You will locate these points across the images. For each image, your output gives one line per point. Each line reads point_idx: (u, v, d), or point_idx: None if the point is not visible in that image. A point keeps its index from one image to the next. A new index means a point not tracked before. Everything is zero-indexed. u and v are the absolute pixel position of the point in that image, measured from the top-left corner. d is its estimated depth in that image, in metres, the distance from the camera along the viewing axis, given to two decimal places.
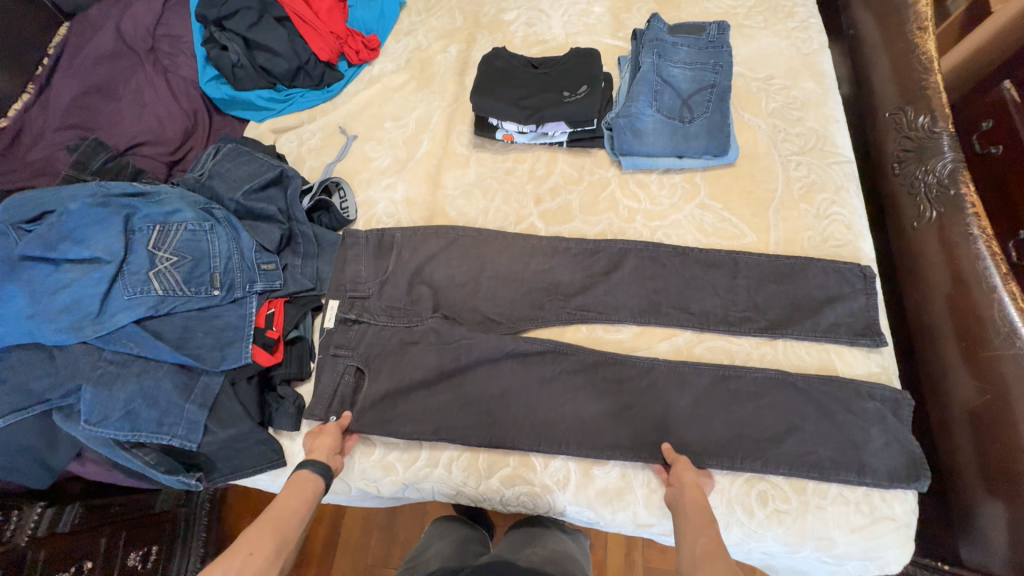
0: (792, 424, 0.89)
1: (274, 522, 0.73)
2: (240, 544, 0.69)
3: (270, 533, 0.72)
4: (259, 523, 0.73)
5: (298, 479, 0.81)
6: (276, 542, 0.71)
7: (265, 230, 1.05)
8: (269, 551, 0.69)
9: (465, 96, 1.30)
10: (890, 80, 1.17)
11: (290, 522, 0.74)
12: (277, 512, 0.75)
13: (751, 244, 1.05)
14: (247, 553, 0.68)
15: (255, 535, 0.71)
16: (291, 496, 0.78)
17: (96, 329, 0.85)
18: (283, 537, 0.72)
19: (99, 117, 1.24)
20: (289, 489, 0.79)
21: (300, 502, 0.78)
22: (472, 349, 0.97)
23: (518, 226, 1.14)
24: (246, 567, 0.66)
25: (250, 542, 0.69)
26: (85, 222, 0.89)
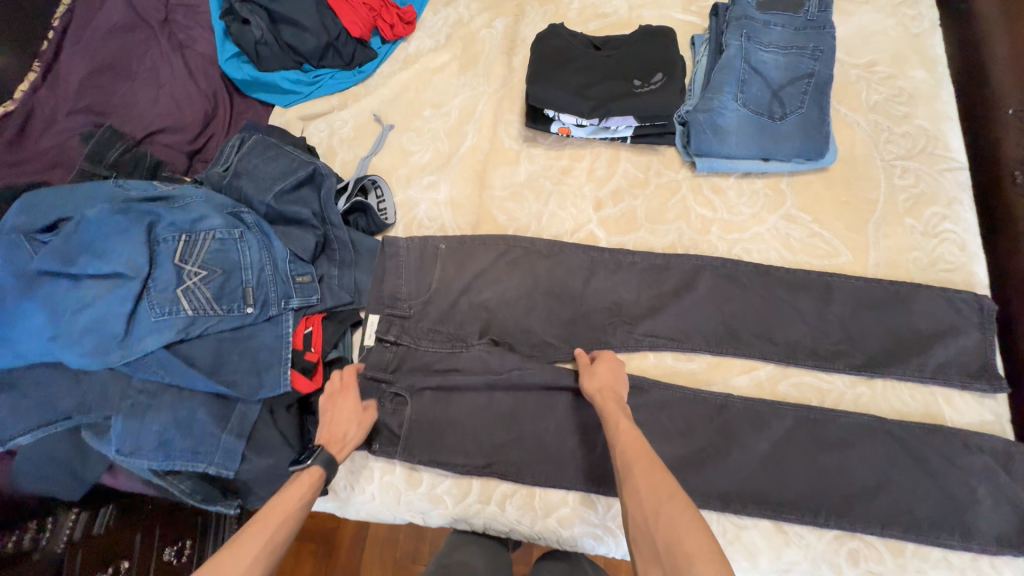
0: (887, 477, 0.79)
1: (270, 541, 0.64)
2: (231, 565, 0.60)
3: (265, 555, 0.62)
4: (253, 539, 0.63)
5: (302, 488, 0.72)
6: (266, 569, 0.62)
7: (300, 236, 0.95)
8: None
9: (514, 80, 1.15)
10: (1012, 68, 0.95)
11: (282, 544, 0.65)
12: (274, 529, 0.66)
13: (846, 265, 0.93)
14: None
15: (249, 557, 0.61)
16: (290, 511, 0.69)
17: (123, 355, 0.77)
18: (273, 562, 0.64)
19: (111, 100, 1.12)
20: (290, 496, 0.71)
21: (296, 519, 0.69)
22: (524, 378, 0.89)
23: (575, 235, 1.02)
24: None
25: (244, 564, 0.60)
26: (106, 232, 0.80)
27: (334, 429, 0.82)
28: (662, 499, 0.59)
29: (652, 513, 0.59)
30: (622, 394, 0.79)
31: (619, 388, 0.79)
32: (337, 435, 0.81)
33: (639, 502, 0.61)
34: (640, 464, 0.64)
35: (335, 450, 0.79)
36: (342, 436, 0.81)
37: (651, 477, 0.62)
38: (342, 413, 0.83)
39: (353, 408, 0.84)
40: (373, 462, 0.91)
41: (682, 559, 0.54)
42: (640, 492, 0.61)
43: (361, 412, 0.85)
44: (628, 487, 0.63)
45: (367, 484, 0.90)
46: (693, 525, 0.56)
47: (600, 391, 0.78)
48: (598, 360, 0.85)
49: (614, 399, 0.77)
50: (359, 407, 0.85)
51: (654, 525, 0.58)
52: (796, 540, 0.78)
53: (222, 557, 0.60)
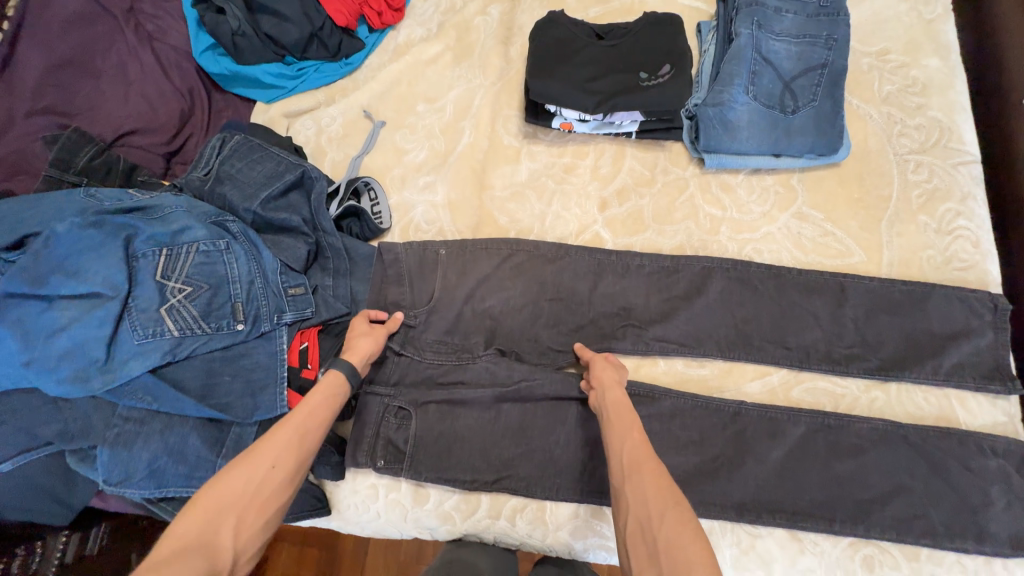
0: (900, 482, 0.78)
1: (300, 430, 0.66)
2: (264, 451, 0.62)
3: (295, 443, 0.65)
4: (282, 429, 0.65)
5: (326, 386, 0.73)
6: (300, 455, 0.65)
7: (291, 246, 0.89)
8: (293, 465, 0.63)
9: (512, 72, 1.09)
10: None
11: (311, 438, 0.67)
12: (303, 419, 0.67)
13: (859, 264, 0.90)
14: (271, 465, 0.61)
15: (281, 444, 0.64)
16: (317, 404, 0.70)
17: (106, 381, 0.72)
18: (308, 449, 0.66)
19: (77, 98, 1.04)
20: (315, 393, 0.71)
21: (323, 417, 0.70)
22: (530, 390, 0.87)
23: (580, 237, 0.98)
24: (269, 481, 0.60)
25: (277, 451, 0.63)
26: (78, 248, 0.74)
27: (347, 344, 0.82)
28: (668, 503, 0.56)
29: (657, 515, 0.55)
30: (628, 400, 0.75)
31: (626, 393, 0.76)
32: (350, 347, 0.81)
33: (642, 500, 0.57)
34: (649, 465, 0.60)
35: (352, 360, 0.78)
36: (354, 346, 0.81)
37: (659, 479, 0.59)
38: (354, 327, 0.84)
39: (363, 323, 0.85)
40: (378, 479, 0.88)
41: (684, 568, 0.50)
42: (645, 489, 0.58)
43: (370, 327, 0.85)
44: (632, 485, 0.59)
45: (373, 503, 0.87)
46: (697, 536, 0.53)
47: (610, 384, 0.75)
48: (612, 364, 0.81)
49: (620, 395, 0.73)
50: (369, 324, 0.85)
51: (658, 528, 0.54)
52: (812, 548, 0.77)
53: (257, 444, 0.63)
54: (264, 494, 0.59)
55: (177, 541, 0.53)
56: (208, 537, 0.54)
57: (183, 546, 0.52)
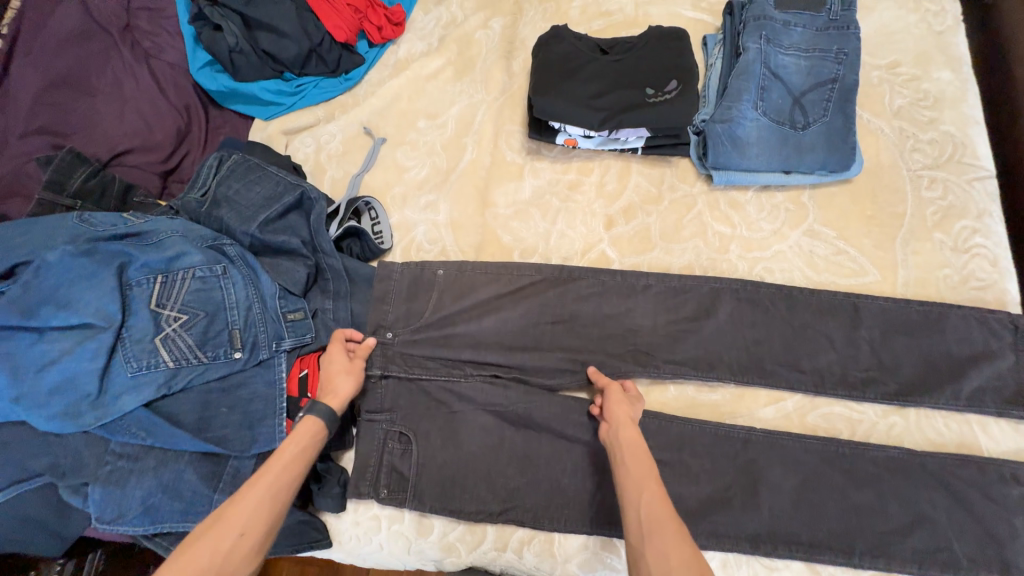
0: (923, 513, 0.75)
1: (273, 487, 0.62)
2: (232, 515, 0.58)
3: (267, 502, 0.60)
4: (253, 487, 0.61)
5: (302, 434, 0.68)
6: (273, 515, 0.60)
7: (289, 268, 0.87)
8: (265, 527, 0.59)
9: (515, 87, 1.07)
10: None
11: (286, 493, 0.63)
12: (276, 474, 0.63)
13: (873, 284, 0.88)
14: (241, 530, 0.57)
15: (251, 507, 0.59)
16: (292, 456, 0.66)
17: (99, 416, 0.70)
18: (282, 505, 0.62)
19: (71, 117, 1.02)
20: (290, 444, 0.67)
21: (299, 468, 0.66)
22: (532, 414, 0.85)
23: (586, 256, 0.96)
24: (239, 546, 0.56)
25: (247, 514, 0.59)
26: (69, 278, 0.72)
27: (327, 384, 0.77)
28: (692, 574, 0.53)
29: None
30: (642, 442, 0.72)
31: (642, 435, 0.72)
32: (330, 388, 0.76)
33: (666, 569, 0.54)
34: (671, 526, 0.57)
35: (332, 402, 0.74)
36: (333, 387, 0.76)
37: (683, 543, 0.55)
38: (331, 363, 0.79)
39: (340, 359, 0.79)
40: (380, 510, 0.85)
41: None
42: (669, 558, 0.54)
43: (348, 362, 0.80)
44: (654, 548, 0.56)
45: (375, 534, 0.84)
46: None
47: (624, 421, 0.72)
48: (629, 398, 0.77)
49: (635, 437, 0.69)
50: (348, 359, 0.80)
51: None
52: None
53: (225, 508, 0.59)
54: (233, 564, 0.55)
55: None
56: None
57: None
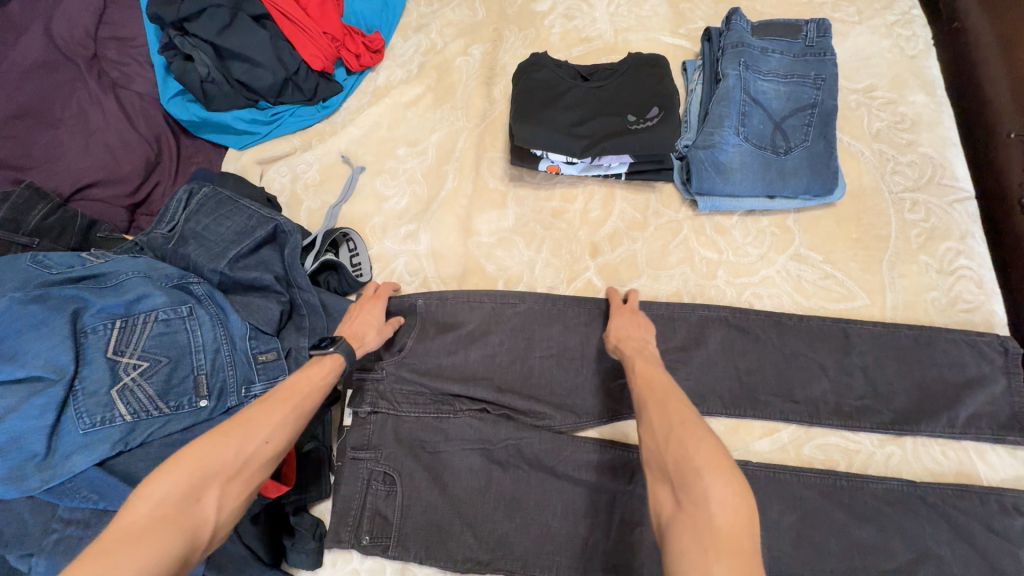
0: (926, 549, 0.72)
1: (298, 410, 0.64)
2: (257, 425, 0.60)
3: (289, 422, 0.63)
4: (279, 405, 0.63)
5: (328, 367, 0.71)
6: (292, 435, 0.63)
7: (261, 306, 0.82)
8: (283, 445, 0.61)
9: (495, 113, 1.06)
10: (1010, 92, 0.90)
11: (306, 416, 0.66)
12: (300, 398, 0.65)
13: (863, 309, 0.87)
14: (263, 441, 0.60)
15: (276, 421, 0.62)
16: (317, 385, 0.68)
17: (45, 479, 0.64)
18: (300, 427, 0.65)
19: (33, 150, 0.97)
20: (315, 370, 0.70)
21: (319, 397, 0.68)
22: (521, 450, 0.82)
23: (571, 285, 0.93)
24: (258, 455, 0.59)
25: (272, 426, 0.61)
26: (18, 326, 0.67)
27: (355, 330, 0.78)
28: (673, 424, 0.55)
29: (664, 438, 0.55)
30: (644, 340, 0.76)
31: (641, 334, 0.76)
32: (357, 334, 0.78)
33: (651, 429, 0.57)
34: (658, 393, 0.60)
35: (354, 344, 0.75)
36: (362, 335, 0.78)
37: (664, 405, 0.58)
38: (367, 316, 0.80)
39: (378, 316, 0.81)
40: (361, 563, 0.79)
41: (692, 478, 0.50)
42: (652, 419, 0.57)
43: (383, 324, 0.81)
44: (641, 419, 0.59)
45: None
46: (705, 445, 0.51)
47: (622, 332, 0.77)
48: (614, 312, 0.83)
49: (636, 345, 0.74)
50: (384, 321, 0.82)
51: (664, 451, 0.54)
52: None
53: (252, 416, 0.61)
54: (249, 470, 0.58)
55: (155, 503, 0.51)
56: (188, 505, 0.52)
57: (161, 513, 0.50)
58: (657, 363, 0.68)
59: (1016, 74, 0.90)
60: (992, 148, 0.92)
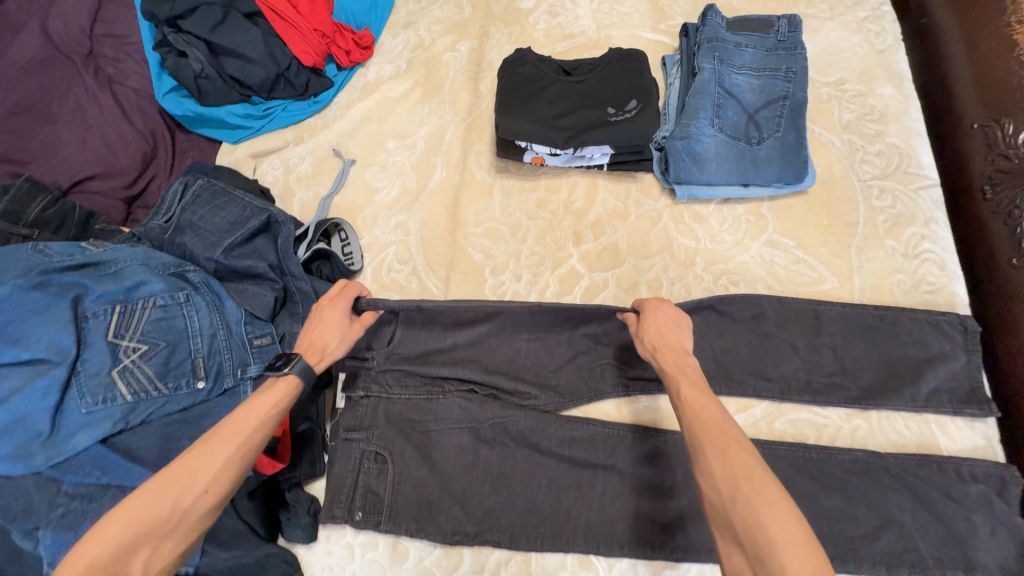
0: (889, 516, 0.77)
1: (241, 450, 0.63)
2: (195, 473, 0.59)
3: (231, 465, 0.61)
4: (219, 448, 0.61)
5: (278, 394, 0.68)
6: (236, 477, 0.62)
7: (256, 293, 0.86)
8: (226, 490, 0.60)
9: (481, 107, 1.09)
10: (971, 83, 0.95)
11: (252, 455, 0.64)
12: (244, 437, 0.63)
13: (832, 291, 0.91)
14: (202, 490, 0.59)
15: (216, 468, 0.60)
16: (264, 418, 0.66)
17: (51, 456, 0.67)
18: (246, 466, 0.63)
19: (32, 145, 1.00)
20: (263, 401, 0.67)
21: (267, 431, 0.66)
22: (507, 428, 0.85)
23: (556, 272, 0.97)
24: (197, 505, 0.58)
25: (212, 473, 0.60)
26: (21, 312, 0.70)
27: (316, 339, 0.75)
28: (741, 483, 0.54)
29: (732, 497, 0.54)
30: (681, 347, 0.71)
31: (679, 340, 0.71)
32: (317, 345, 0.75)
33: (714, 484, 0.55)
34: (719, 439, 0.57)
35: (312, 360, 0.73)
36: (322, 347, 0.75)
37: (725, 457, 0.56)
38: (327, 322, 0.76)
39: (338, 321, 0.77)
40: (354, 537, 0.83)
41: (767, 550, 0.49)
42: (715, 473, 0.56)
43: (345, 328, 0.77)
44: (701, 470, 0.57)
45: (348, 564, 0.82)
46: (779, 512, 0.51)
47: (660, 341, 0.72)
48: (642, 307, 0.77)
49: (675, 357, 0.69)
50: (346, 324, 0.77)
51: (733, 513, 0.53)
52: None
53: (189, 463, 0.60)
54: (189, 521, 0.57)
55: (85, 565, 0.52)
56: (119, 565, 0.52)
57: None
58: (704, 385, 0.65)
59: (978, 68, 0.94)
60: (955, 138, 0.96)
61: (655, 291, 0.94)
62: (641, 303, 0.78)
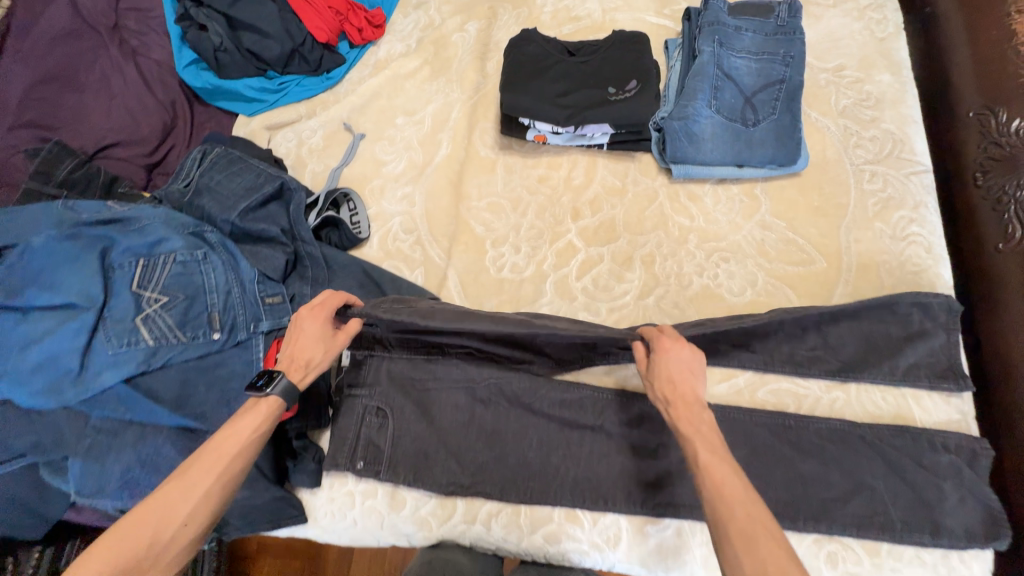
0: (861, 481, 0.81)
1: (219, 481, 0.63)
2: (173, 507, 0.60)
3: (209, 497, 0.62)
4: (197, 481, 0.62)
5: (256, 418, 0.68)
6: (216, 508, 0.62)
7: (269, 255, 0.91)
8: (206, 522, 0.61)
9: (488, 86, 1.13)
10: (971, 72, 0.96)
11: (231, 483, 0.64)
12: (223, 467, 0.63)
13: (820, 270, 0.95)
14: (180, 524, 0.59)
15: (193, 501, 0.61)
16: (244, 445, 0.66)
17: (79, 392, 0.73)
18: (226, 496, 0.64)
19: (60, 112, 1.05)
20: (242, 427, 0.67)
21: (247, 457, 0.66)
22: (501, 388, 0.90)
23: (554, 245, 1.01)
24: (178, 537, 0.59)
25: (190, 506, 0.60)
26: (52, 261, 0.75)
27: (299, 353, 0.74)
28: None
29: None
30: (698, 397, 0.68)
31: (693, 386, 0.68)
32: (299, 360, 0.74)
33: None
34: (745, 522, 0.56)
35: (295, 376, 0.72)
36: (306, 362, 0.74)
37: (753, 547, 0.54)
38: (309, 335, 0.75)
39: (321, 333, 0.76)
40: (355, 485, 0.88)
41: None
42: (743, 566, 0.54)
43: (327, 339, 0.76)
44: (726, 558, 0.55)
45: (349, 510, 0.87)
46: None
47: (676, 394, 0.68)
48: (656, 349, 0.73)
49: (690, 410, 0.66)
50: (329, 335, 0.77)
51: None
52: None
53: (167, 497, 0.60)
54: (169, 554, 0.58)
55: None
56: None
57: None
58: (724, 450, 0.62)
59: (978, 56, 0.95)
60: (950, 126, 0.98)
61: (648, 266, 0.97)
62: (654, 341, 0.74)
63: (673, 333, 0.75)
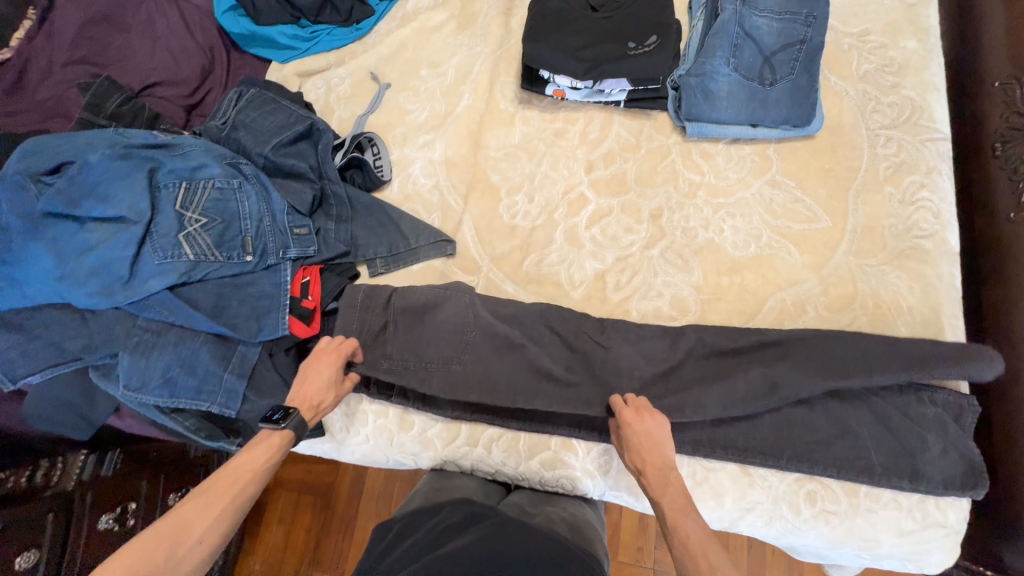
0: (847, 428, 0.84)
1: (234, 500, 0.67)
2: (193, 523, 0.63)
3: (225, 515, 0.66)
4: (216, 500, 0.66)
5: (270, 444, 0.74)
6: (228, 526, 0.66)
7: (297, 189, 0.97)
8: (217, 540, 0.64)
9: (511, 41, 1.15)
10: (1003, 39, 0.94)
11: (243, 504, 0.68)
12: (241, 487, 0.68)
13: (824, 230, 0.97)
14: (197, 540, 0.62)
15: (210, 517, 0.64)
16: (258, 468, 0.71)
17: (128, 296, 0.80)
18: (238, 516, 0.68)
19: (108, 51, 1.13)
20: (257, 451, 0.73)
21: (260, 481, 0.71)
22: None
23: (566, 197, 1.04)
24: (192, 554, 0.61)
25: (208, 522, 0.64)
26: (107, 177, 0.83)
27: (309, 393, 0.81)
28: None
29: None
30: (665, 464, 0.74)
31: (662, 454, 0.74)
32: (310, 401, 0.80)
33: None
34: None
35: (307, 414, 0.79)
36: (316, 403, 0.81)
37: None
38: (321, 377, 0.82)
39: (333, 377, 0.83)
40: (368, 406, 0.95)
41: None
42: None
43: (336, 384, 0.84)
44: None
45: (362, 427, 0.95)
46: None
47: (647, 459, 0.74)
48: (621, 423, 0.78)
49: (661, 475, 0.72)
50: (338, 379, 0.84)
51: None
52: (760, 483, 0.85)
53: (185, 514, 0.63)
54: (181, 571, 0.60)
55: None
56: None
57: None
58: (692, 511, 0.68)
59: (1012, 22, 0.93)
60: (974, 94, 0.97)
61: (656, 219, 1.01)
62: (620, 413, 0.80)
63: (642, 403, 0.81)
